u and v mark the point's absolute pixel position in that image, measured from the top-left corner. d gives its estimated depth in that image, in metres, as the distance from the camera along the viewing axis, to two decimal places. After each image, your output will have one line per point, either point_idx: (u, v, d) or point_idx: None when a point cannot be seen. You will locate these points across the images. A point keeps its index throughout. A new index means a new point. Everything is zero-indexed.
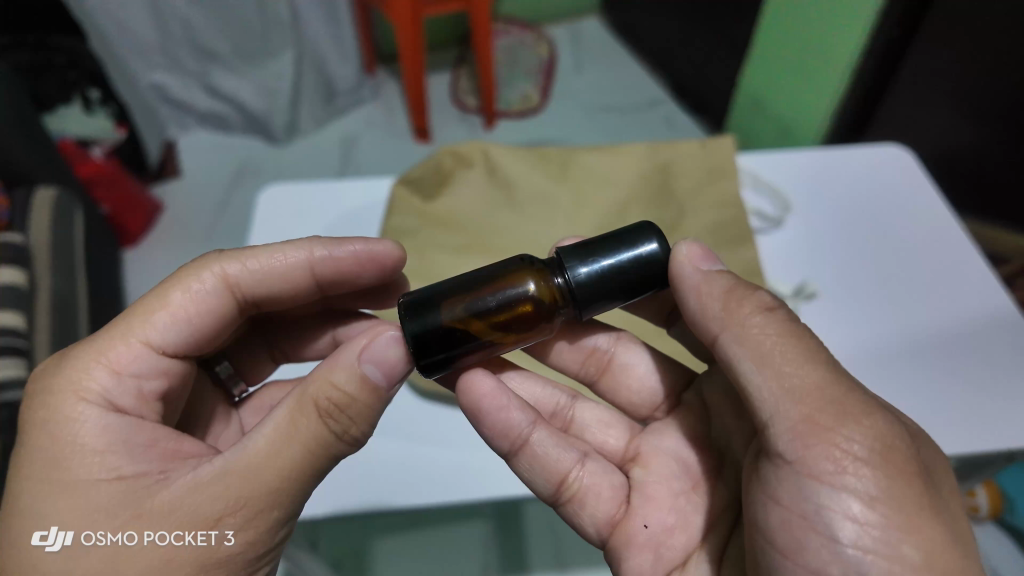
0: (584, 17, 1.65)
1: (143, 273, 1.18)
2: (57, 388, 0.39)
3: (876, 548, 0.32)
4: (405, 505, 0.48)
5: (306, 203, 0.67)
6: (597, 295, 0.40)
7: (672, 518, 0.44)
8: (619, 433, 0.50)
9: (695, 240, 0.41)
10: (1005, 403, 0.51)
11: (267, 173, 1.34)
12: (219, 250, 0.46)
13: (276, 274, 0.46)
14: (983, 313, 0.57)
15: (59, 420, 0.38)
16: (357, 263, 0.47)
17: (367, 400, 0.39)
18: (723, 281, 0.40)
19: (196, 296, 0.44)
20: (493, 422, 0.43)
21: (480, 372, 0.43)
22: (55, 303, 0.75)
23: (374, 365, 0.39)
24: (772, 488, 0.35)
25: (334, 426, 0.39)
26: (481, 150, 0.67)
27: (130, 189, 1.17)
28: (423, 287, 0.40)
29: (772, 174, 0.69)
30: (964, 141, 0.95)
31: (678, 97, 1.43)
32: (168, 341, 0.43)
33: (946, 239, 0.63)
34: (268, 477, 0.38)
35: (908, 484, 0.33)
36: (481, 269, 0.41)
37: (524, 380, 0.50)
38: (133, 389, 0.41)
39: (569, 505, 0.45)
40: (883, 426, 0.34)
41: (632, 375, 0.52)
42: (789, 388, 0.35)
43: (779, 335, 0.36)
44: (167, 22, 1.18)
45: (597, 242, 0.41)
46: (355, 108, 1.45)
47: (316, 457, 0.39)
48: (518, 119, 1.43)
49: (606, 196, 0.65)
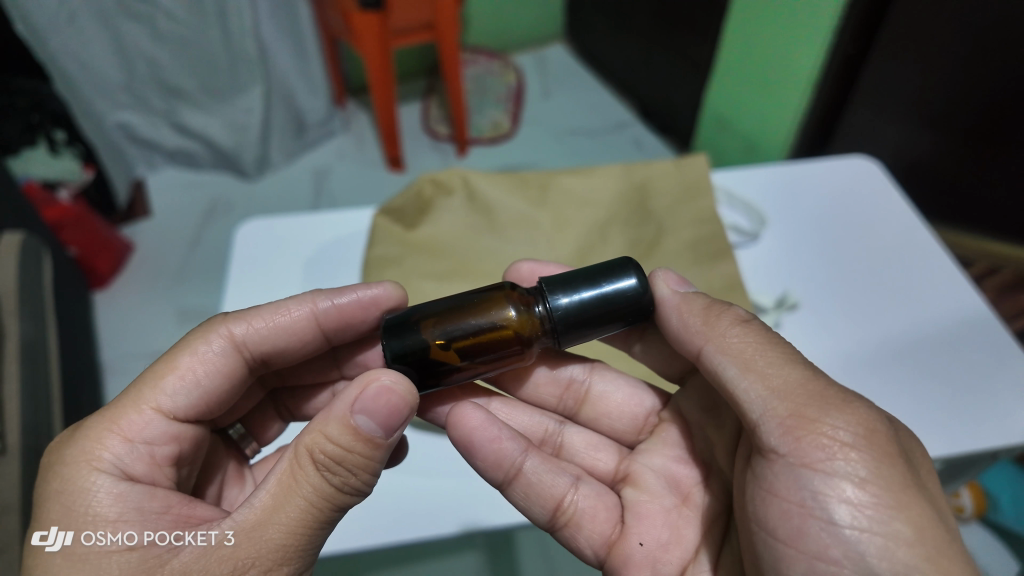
0: (548, 44, 1.69)
1: (115, 314, 1.15)
2: (69, 458, 0.39)
3: (871, 527, 0.32)
4: (391, 540, 0.47)
5: (286, 238, 0.66)
6: (578, 323, 0.40)
7: (666, 534, 0.44)
8: (607, 455, 0.50)
9: (670, 269, 0.45)
10: (984, 398, 0.52)
11: (241, 209, 1.33)
12: (223, 311, 0.46)
13: (283, 330, 0.46)
14: (957, 314, 0.59)
15: (71, 491, 0.38)
16: (361, 310, 0.47)
17: (363, 452, 0.37)
18: (702, 300, 0.42)
19: (204, 357, 0.43)
20: (485, 455, 0.43)
21: (470, 406, 0.44)
22: (24, 349, 0.72)
23: (366, 416, 0.37)
24: (769, 482, 0.35)
25: (333, 479, 0.37)
26: (460, 177, 0.68)
27: (98, 230, 1.14)
28: (406, 310, 0.42)
29: (744, 190, 0.71)
30: (923, 150, 0.91)
31: (644, 119, 1.47)
32: (179, 406, 0.42)
33: (915, 244, 0.65)
34: (273, 535, 0.36)
35: (893, 464, 0.33)
36: (467, 293, 0.42)
37: (512, 410, 0.51)
38: (145, 455, 0.40)
39: (566, 529, 0.44)
40: (863, 413, 0.35)
41: (610, 403, 0.51)
42: (774, 388, 0.36)
43: (757, 343, 0.38)
44: (131, 61, 1.17)
45: (582, 275, 0.41)
46: (326, 140, 1.45)
47: (321, 509, 0.37)
48: (489, 145, 1.45)
49: (586, 218, 0.66)
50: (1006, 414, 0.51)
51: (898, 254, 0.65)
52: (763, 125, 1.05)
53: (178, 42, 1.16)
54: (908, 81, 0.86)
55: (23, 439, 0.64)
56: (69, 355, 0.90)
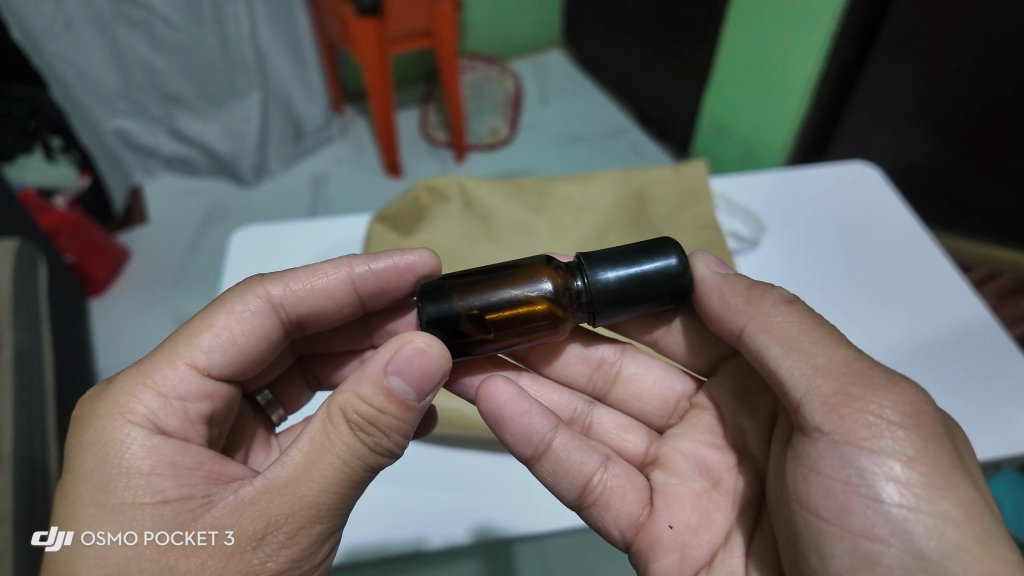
0: (546, 50, 1.69)
1: (112, 321, 1.15)
2: (103, 410, 0.38)
3: (918, 506, 0.32)
4: (400, 548, 0.46)
5: (284, 243, 0.66)
6: (615, 301, 0.40)
7: (696, 518, 0.43)
8: (637, 437, 0.50)
9: (708, 251, 0.45)
10: (997, 397, 0.52)
11: (237, 215, 1.32)
12: (260, 273, 0.46)
13: (319, 293, 0.46)
14: (959, 320, 0.58)
15: (104, 443, 0.37)
16: (397, 276, 0.47)
17: (396, 413, 0.37)
18: (744, 279, 0.42)
19: (240, 316, 0.43)
20: (516, 428, 0.42)
21: (501, 380, 0.43)
22: (19, 357, 0.71)
23: (399, 377, 0.37)
24: (812, 460, 0.36)
25: (366, 439, 0.37)
26: (457, 184, 0.67)
27: (96, 237, 1.14)
28: (441, 277, 0.42)
29: (743, 196, 0.71)
30: (922, 156, 0.92)
31: (643, 124, 1.47)
32: (213, 363, 0.42)
33: (914, 249, 0.65)
34: (306, 492, 0.36)
35: (940, 445, 0.34)
36: (504, 265, 0.42)
37: (541, 387, 0.51)
38: (178, 411, 0.40)
39: (594, 508, 0.43)
40: (909, 393, 0.35)
41: (641, 385, 0.51)
42: (818, 366, 0.36)
43: (802, 322, 0.39)
44: (127, 67, 1.17)
45: (623, 253, 0.41)
46: (324, 147, 1.45)
47: (354, 468, 0.37)
48: (487, 152, 1.44)
49: (585, 223, 0.66)
50: (1013, 418, 0.51)
51: (899, 258, 0.64)
52: (762, 130, 1.05)
53: (176, 48, 1.16)
54: (906, 86, 0.86)
55: (16, 448, 0.62)
56: (65, 361, 0.89)
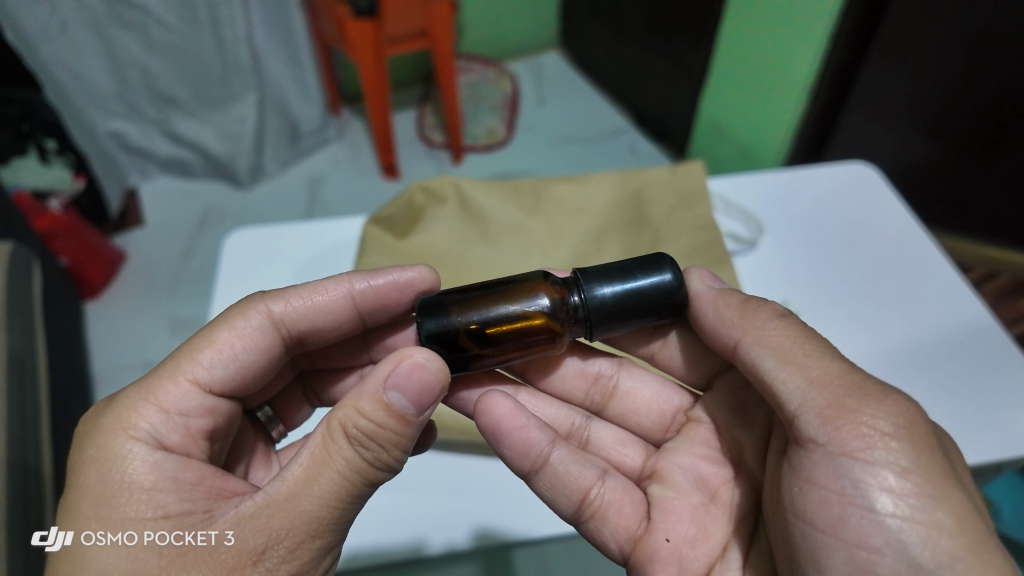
0: (543, 51, 1.69)
1: (108, 323, 1.14)
2: (105, 426, 0.38)
3: (912, 516, 0.32)
4: (398, 552, 0.46)
5: (278, 247, 0.65)
6: (612, 316, 0.40)
7: (693, 530, 0.42)
8: (634, 451, 0.49)
9: (703, 266, 0.45)
10: (995, 403, 0.52)
11: (233, 217, 1.32)
12: (261, 289, 0.45)
13: (320, 309, 0.45)
14: (958, 321, 0.58)
15: (105, 458, 0.37)
16: (396, 291, 0.46)
17: (395, 428, 0.37)
18: (738, 293, 0.42)
19: (242, 332, 0.43)
20: (513, 442, 0.42)
21: (498, 394, 0.43)
22: (13, 362, 0.71)
23: (399, 392, 0.36)
24: (807, 472, 0.35)
25: (365, 454, 0.37)
26: (453, 184, 0.67)
27: (91, 240, 1.13)
28: (440, 293, 0.41)
29: (741, 197, 0.71)
30: (920, 158, 0.91)
31: (641, 126, 1.47)
32: (215, 379, 0.42)
33: (913, 250, 0.65)
34: (306, 507, 0.36)
35: (933, 456, 0.34)
36: (502, 280, 0.42)
37: (539, 401, 0.51)
38: (180, 426, 0.39)
39: (591, 522, 0.43)
40: (903, 405, 0.35)
41: (638, 399, 0.50)
42: (812, 378, 0.36)
43: (796, 335, 0.38)
44: (123, 68, 1.16)
45: (619, 268, 0.41)
46: (320, 148, 1.44)
47: (353, 483, 0.37)
48: (484, 153, 1.44)
49: (581, 224, 0.65)
50: (1011, 423, 0.51)
51: (897, 259, 0.64)
52: (759, 132, 1.05)
53: (171, 50, 1.15)
54: (904, 88, 0.85)
55: (10, 454, 0.62)
56: (60, 365, 0.89)
